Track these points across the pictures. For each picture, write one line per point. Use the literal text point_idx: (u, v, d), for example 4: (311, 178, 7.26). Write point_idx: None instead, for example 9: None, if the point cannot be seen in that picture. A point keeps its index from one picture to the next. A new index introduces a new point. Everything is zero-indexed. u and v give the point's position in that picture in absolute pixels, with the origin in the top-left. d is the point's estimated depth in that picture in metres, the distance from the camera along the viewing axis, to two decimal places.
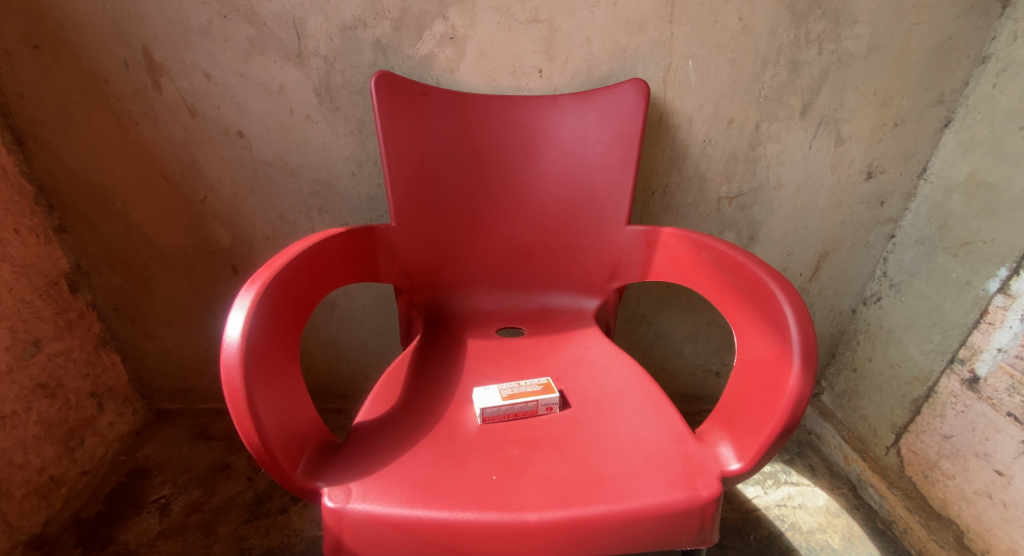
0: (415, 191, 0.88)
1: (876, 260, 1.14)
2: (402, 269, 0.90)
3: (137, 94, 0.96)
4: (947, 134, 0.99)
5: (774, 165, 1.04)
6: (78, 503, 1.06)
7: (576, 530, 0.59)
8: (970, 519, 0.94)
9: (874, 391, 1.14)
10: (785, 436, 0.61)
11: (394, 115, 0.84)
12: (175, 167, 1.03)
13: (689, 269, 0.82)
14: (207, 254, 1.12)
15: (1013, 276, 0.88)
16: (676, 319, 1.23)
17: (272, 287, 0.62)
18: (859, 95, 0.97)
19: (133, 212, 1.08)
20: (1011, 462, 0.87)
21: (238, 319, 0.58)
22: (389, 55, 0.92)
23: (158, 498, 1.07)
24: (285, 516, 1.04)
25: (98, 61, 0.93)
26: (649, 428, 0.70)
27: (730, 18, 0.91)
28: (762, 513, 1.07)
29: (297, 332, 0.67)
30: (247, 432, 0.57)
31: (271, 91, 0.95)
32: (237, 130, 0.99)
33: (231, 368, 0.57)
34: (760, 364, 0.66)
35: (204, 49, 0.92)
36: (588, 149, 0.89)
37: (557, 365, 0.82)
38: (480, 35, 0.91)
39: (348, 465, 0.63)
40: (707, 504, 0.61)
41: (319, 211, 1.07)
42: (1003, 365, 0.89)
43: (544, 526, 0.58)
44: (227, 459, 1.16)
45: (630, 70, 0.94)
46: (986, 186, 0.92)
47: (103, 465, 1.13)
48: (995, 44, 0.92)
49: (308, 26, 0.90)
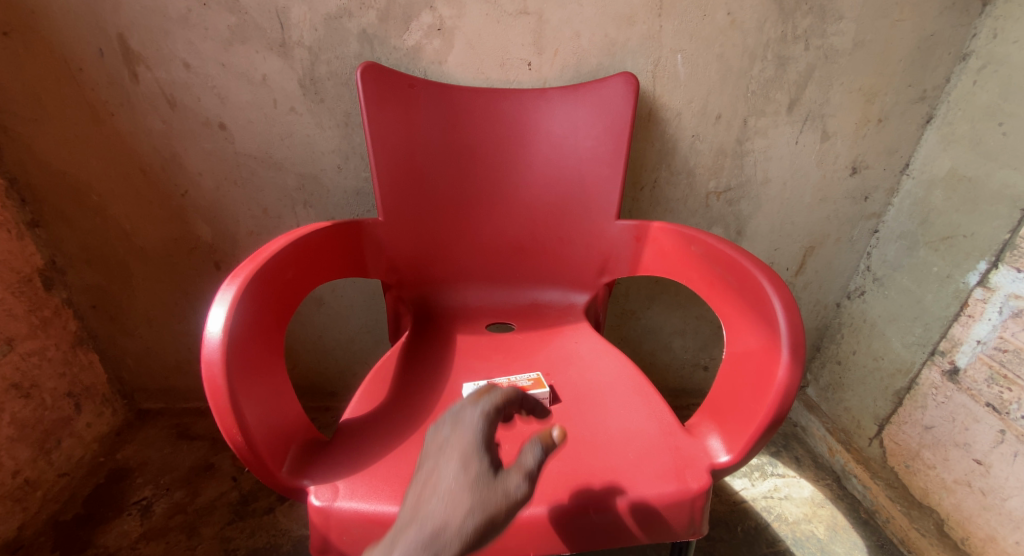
0: (403, 184, 0.87)
1: (861, 254, 1.15)
2: (390, 263, 0.89)
3: (112, 83, 0.93)
4: (929, 130, 1.01)
5: (761, 160, 1.04)
6: (55, 506, 1.03)
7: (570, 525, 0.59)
8: (950, 507, 0.96)
9: (858, 383, 1.16)
10: (773, 428, 0.61)
11: (381, 107, 0.82)
12: (154, 160, 1.00)
13: (679, 263, 0.82)
14: (188, 249, 1.10)
15: (992, 269, 0.90)
16: (665, 314, 1.23)
17: (254, 282, 0.61)
18: (844, 90, 0.98)
19: (110, 206, 1.04)
20: (990, 451, 0.89)
21: (219, 315, 0.57)
22: (375, 46, 0.90)
23: (139, 499, 1.04)
24: (272, 516, 1.03)
25: (72, 50, 0.90)
26: (640, 421, 0.69)
27: (718, 12, 0.91)
28: (749, 505, 1.08)
29: (282, 328, 0.65)
30: (229, 430, 0.55)
31: (254, 82, 0.93)
32: (219, 122, 0.96)
33: (213, 365, 0.55)
34: (749, 357, 0.66)
35: (184, 38, 0.89)
36: (578, 143, 0.89)
37: (548, 360, 0.82)
38: (468, 27, 0.90)
39: (335, 463, 0.62)
40: (697, 496, 0.61)
41: (305, 206, 1.05)
42: (982, 356, 0.91)
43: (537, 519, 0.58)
44: (211, 459, 1.14)
45: (619, 64, 0.94)
46: (966, 180, 0.93)
47: (82, 467, 1.10)
48: (976, 42, 0.93)
49: (291, 15, 0.88)
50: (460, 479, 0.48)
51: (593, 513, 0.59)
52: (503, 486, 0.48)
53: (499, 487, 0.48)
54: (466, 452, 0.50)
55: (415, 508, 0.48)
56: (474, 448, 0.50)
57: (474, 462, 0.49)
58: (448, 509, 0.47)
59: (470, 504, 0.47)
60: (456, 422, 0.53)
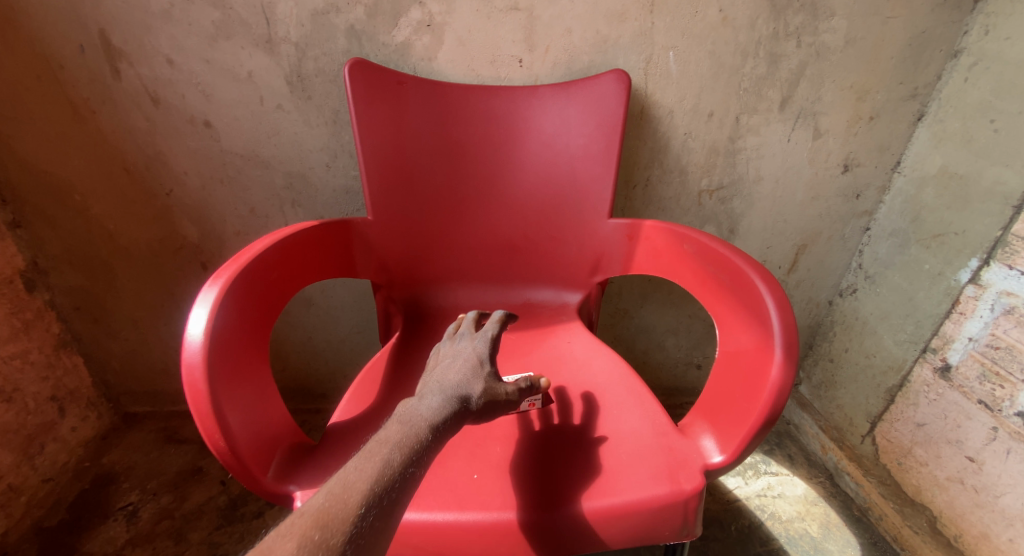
0: (393, 182, 0.85)
1: (853, 252, 1.15)
2: (379, 263, 0.88)
3: (94, 80, 0.91)
4: (920, 128, 1.01)
5: (753, 158, 1.04)
6: (39, 512, 1.01)
7: (566, 529, 0.58)
8: (942, 504, 0.96)
9: (850, 381, 1.16)
10: (767, 427, 0.61)
11: (370, 103, 0.81)
12: (138, 158, 0.98)
13: (672, 262, 0.81)
14: (174, 249, 1.08)
15: (984, 267, 0.90)
16: (658, 312, 1.22)
17: (237, 283, 0.59)
18: (836, 88, 0.98)
19: (93, 206, 1.02)
20: (982, 448, 0.89)
21: (201, 317, 0.55)
22: (364, 42, 0.89)
23: (125, 504, 1.02)
24: (261, 520, 1.01)
25: (52, 46, 0.88)
26: (633, 421, 0.68)
27: (710, 9, 0.90)
28: (743, 503, 1.08)
29: (266, 330, 0.64)
30: (211, 435, 0.54)
31: (240, 79, 0.91)
32: (204, 120, 0.94)
33: (194, 368, 0.54)
34: (742, 356, 0.66)
35: (167, 33, 0.87)
36: (570, 141, 0.88)
37: (540, 361, 0.81)
38: (458, 23, 0.89)
39: (322, 468, 0.61)
40: (691, 497, 0.60)
41: (293, 205, 1.04)
42: (974, 353, 0.91)
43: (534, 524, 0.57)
44: (199, 462, 1.12)
45: (611, 61, 0.93)
46: (958, 178, 0.94)
47: (67, 473, 1.08)
48: (967, 39, 0.93)
49: (277, 11, 0.86)
50: (470, 366, 0.62)
51: (569, 441, 0.66)
52: (502, 386, 0.61)
53: (500, 385, 0.61)
54: (478, 355, 0.64)
55: (433, 382, 0.61)
56: (485, 354, 0.64)
57: (486, 362, 0.63)
58: (463, 383, 0.60)
59: (478, 385, 0.60)
60: (469, 337, 0.68)
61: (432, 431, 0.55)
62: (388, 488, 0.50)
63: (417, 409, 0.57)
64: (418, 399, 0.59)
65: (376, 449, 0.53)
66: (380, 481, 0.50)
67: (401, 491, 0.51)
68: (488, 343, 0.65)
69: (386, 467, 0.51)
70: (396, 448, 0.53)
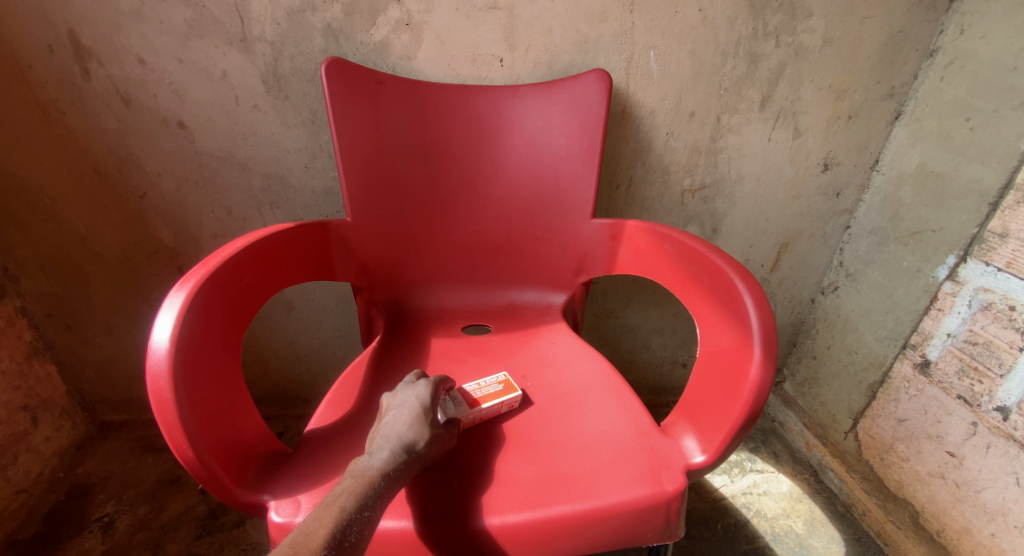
0: (372, 184, 0.84)
1: (833, 251, 1.17)
2: (359, 265, 0.86)
3: (63, 81, 0.88)
4: (898, 126, 1.02)
5: (735, 157, 1.04)
6: (12, 524, 0.98)
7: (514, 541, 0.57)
8: (925, 499, 0.97)
9: (832, 378, 1.17)
10: (748, 425, 0.61)
11: (347, 103, 0.80)
12: (110, 160, 0.95)
13: (654, 261, 0.81)
14: (149, 253, 1.05)
15: (961, 263, 0.91)
16: (643, 312, 1.22)
17: (206, 287, 0.58)
18: (815, 87, 0.99)
19: (64, 210, 0.99)
20: (963, 443, 0.90)
21: (167, 323, 0.54)
22: (341, 41, 0.88)
23: (101, 516, 0.99)
24: (242, 530, 0.99)
25: (20, 45, 0.85)
26: (615, 422, 0.68)
27: (690, 8, 0.90)
28: (729, 502, 1.08)
29: (239, 335, 0.62)
30: (179, 445, 0.52)
31: (214, 78, 0.89)
32: (177, 120, 0.92)
33: (159, 376, 0.52)
34: (723, 355, 0.65)
35: (137, 32, 0.85)
36: (551, 140, 0.87)
37: (523, 362, 0.80)
38: (437, 22, 0.88)
39: (298, 477, 0.59)
40: (673, 498, 0.60)
41: (271, 207, 1.02)
42: (953, 349, 0.92)
43: (496, 531, 0.57)
44: (178, 471, 1.09)
45: (592, 61, 0.93)
46: (935, 175, 0.95)
47: (40, 483, 1.05)
48: (943, 38, 0.94)
49: (251, 9, 0.84)
50: (417, 415, 0.61)
51: (550, 444, 0.65)
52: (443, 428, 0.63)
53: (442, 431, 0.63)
54: (422, 403, 0.63)
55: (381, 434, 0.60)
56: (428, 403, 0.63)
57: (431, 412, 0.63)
58: (411, 432, 0.59)
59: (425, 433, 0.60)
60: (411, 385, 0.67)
61: (385, 480, 0.55)
62: (343, 532, 0.50)
63: (370, 462, 0.56)
64: (368, 453, 0.58)
65: (331, 499, 0.53)
66: (337, 525, 0.51)
67: (356, 533, 0.51)
68: (431, 388, 0.66)
69: (342, 514, 0.51)
70: (349, 496, 0.53)
